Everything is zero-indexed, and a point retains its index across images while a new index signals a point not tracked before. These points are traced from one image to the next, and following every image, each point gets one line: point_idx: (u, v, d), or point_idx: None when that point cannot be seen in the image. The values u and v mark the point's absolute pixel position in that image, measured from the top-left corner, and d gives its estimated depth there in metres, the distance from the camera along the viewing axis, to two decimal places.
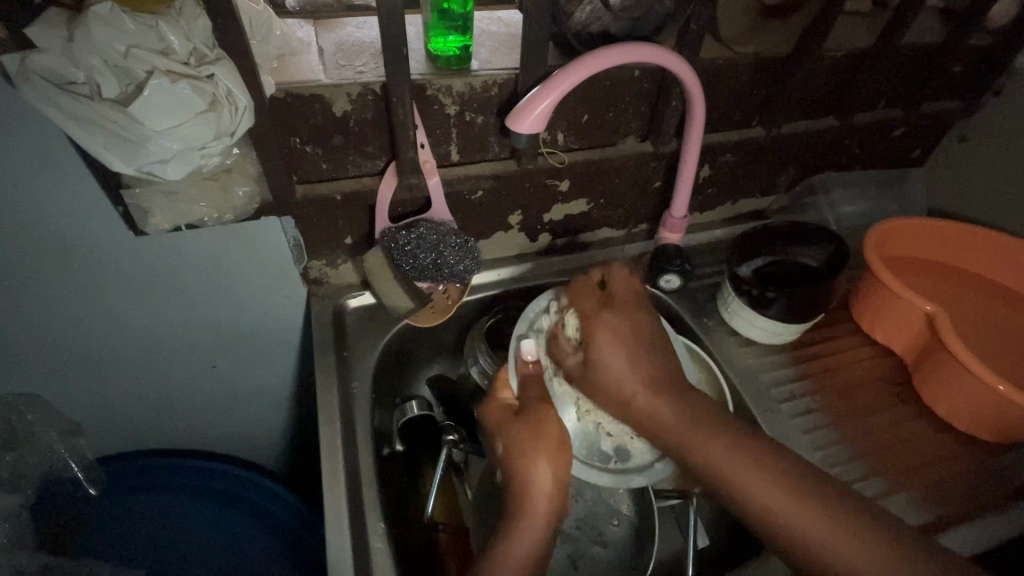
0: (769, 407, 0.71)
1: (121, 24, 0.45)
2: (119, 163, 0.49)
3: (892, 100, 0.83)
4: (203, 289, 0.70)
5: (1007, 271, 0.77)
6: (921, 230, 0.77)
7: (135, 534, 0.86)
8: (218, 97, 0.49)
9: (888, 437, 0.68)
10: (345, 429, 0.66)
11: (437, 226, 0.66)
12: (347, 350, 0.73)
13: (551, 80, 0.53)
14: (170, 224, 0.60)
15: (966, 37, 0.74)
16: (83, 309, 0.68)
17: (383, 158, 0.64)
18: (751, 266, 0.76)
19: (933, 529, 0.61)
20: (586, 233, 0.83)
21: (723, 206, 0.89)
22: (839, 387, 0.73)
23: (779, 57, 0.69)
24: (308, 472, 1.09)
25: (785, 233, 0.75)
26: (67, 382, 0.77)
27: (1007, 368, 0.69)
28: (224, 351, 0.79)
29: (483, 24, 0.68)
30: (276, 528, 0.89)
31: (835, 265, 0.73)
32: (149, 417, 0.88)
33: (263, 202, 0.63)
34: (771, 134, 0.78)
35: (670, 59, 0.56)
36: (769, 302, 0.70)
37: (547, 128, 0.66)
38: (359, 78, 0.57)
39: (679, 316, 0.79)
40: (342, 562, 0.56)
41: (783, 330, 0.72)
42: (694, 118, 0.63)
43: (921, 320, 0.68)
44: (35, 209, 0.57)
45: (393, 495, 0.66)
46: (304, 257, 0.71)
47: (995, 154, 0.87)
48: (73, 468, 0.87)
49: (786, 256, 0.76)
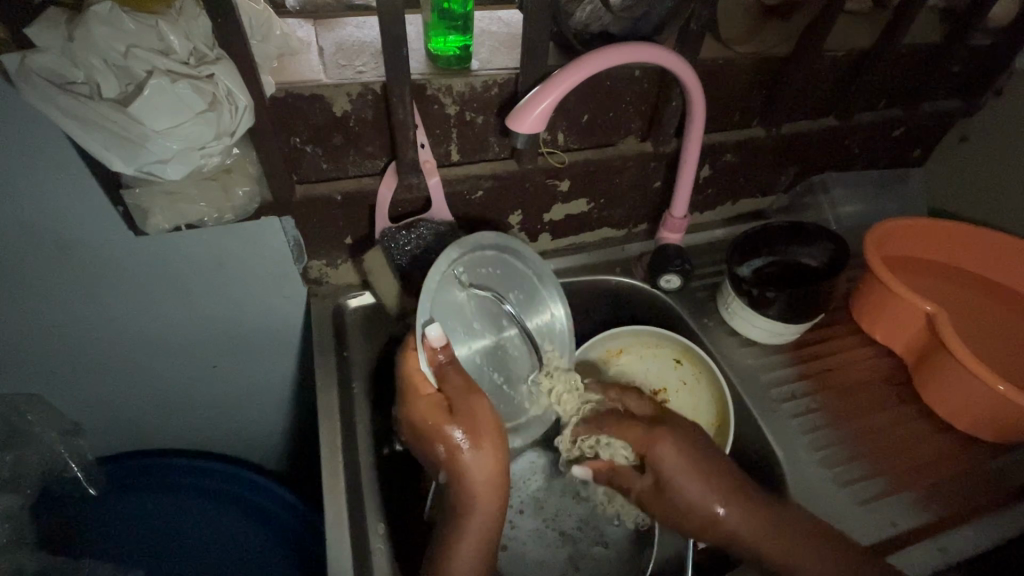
0: (768, 406, 0.71)
1: (121, 24, 0.45)
2: (119, 163, 0.49)
3: (892, 100, 0.83)
4: (203, 289, 0.70)
5: (1007, 271, 0.77)
6: (922, 231, 0.77)
7: (135, 533, 0.86)
8: (218, 97, 0.49)
9: (888, 438, 0.68)
10: (345, 429, 0.65)
11: (437, 226, 0.66)
12: (347, 350, 0.73)
13: (551, 80, 0.53)
14: (170, 224, 0.59)
15: (966, 37, 0.74)
16: (83, 309, 0.68)
17: (383, 158, 0.64)
18: (751, 266, 0.76)
19: (933, 529, 0.61)
20: (586, 233, 0.84)
21: (723, 206, 0.89)
22: (839, 386, 0.73)
23: (779, 57, 0.69)
24: (308, 472, 1.09)
25: (783, 233, 0.75)
26: (67, 382, 0.77)
27: (1006, 368, 0.69)
28: (224, 351, 0.79)
29: (483, 24, 0.68)
30: (276, 528, 0.89)
31: (834, 265, 0.72)
32: (149, 417, 0.88)
33: (264, 202, 0.63)
34: (771, 134, 0.78)
35: (670, 59, 0.56)
36: (769, 302, 0.70)
37: (547, 128, 0.66)
38: (360, 78, 0.57)
39: (679, 316, 0.79)
40: (342, 563, 0.56)
41: (782, 330, 0.72)
42: (694, 118, 0.63)
43: (922, 320, 0.68)
44: (35, 209, 0.56)
45: (393, 496, 0.65)
46: (304, 257, 0.71)
47: (995, 154, 0.87)
48: (73, 469, 0.86)
49: (786, 256, 0.76)
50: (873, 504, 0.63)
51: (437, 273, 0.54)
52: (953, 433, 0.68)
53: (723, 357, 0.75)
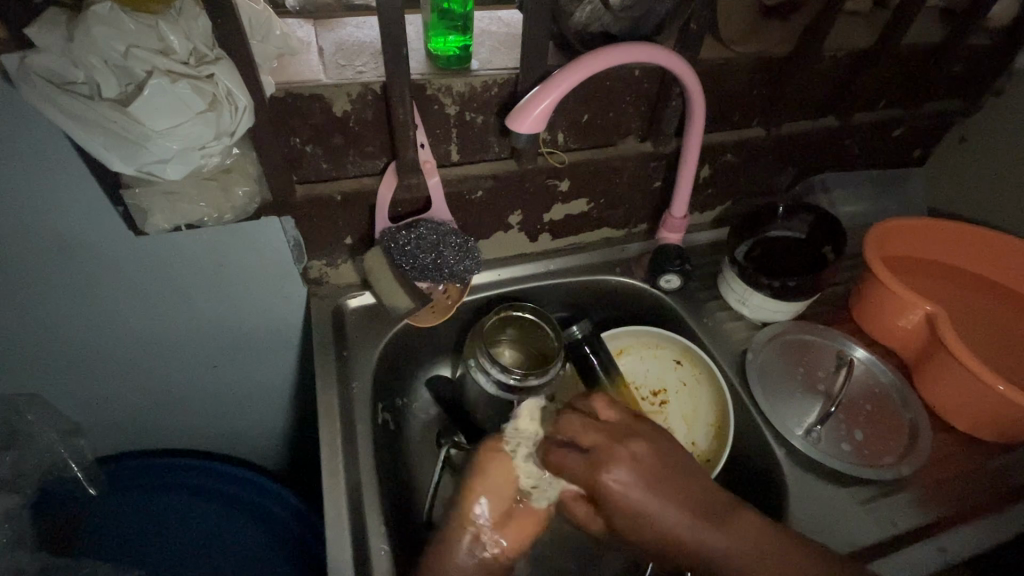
0: (776, 414, 0.69)
1: (121, 24, 0.45)
2: (119, 163, 0.49)
3: (892, 100, 0.83)
4: (203, 291, 0.70)
5: (1006, 271, 0.77)
6: (922, 231, 0.77)
7: (135, 534, 0.87)
8: (218, 97, 0.49)
9: (877, 431, 0.69)
10: (345, 429, 0.66)
11: (437, 226, 0.66)
12: (347, 350, 0.73)
13: (552, 80, 0.53)
14: (170, 224, 0.60)
15: (967, 35, 0.73)
16: (85, 309, 0.68)
17: (383, 158, 0.64)
18: (739, 252, 0.77)
19: (887, 548, 0.60)
20: (586, 233, 0.83)
21: (723, 206, 0.89)
22: (854, 404, 0.71)
23: (779, 57, 0.69)
24: (307, 472, 1.09)
25: (763, 215, 0.77)
26: (65, 383, 0.77)
27: (1006, 369, 0.69)
28: (224, 351, 0.80)
29: (483, 24, 0.68)
30: (276, 527, 0.89)
31: (824, 230, 0.76)
32: (146, 416, 0.87)
33: (263, 202, 0.63)
34: (771, 134, 0.78)
35: (668, 58, 0.56)
36: (790, 291, 0.71)
37: (547, 128, 0.66)
38: (359, 78, 0.57)
39: (679, 317, 0.80)
40: (343, 565, 0.56)
41: (792, 309, 0.73)
42: (694, 117, 0.63)
43: (922, 320, 0.68)
44: (35, 208, 0.56)
45: (391, 499, 0.65)
46: (304, 257, 0.71)
47: (995, 155, 0.87)
48: (74, 468, 0.86)
49: (764, 236, 0.77)
50: (874, 504, 0.63)
51: (755, 344, 0.75)
52: (953, 434, 0.69)
53: (722, 356, 0.75)
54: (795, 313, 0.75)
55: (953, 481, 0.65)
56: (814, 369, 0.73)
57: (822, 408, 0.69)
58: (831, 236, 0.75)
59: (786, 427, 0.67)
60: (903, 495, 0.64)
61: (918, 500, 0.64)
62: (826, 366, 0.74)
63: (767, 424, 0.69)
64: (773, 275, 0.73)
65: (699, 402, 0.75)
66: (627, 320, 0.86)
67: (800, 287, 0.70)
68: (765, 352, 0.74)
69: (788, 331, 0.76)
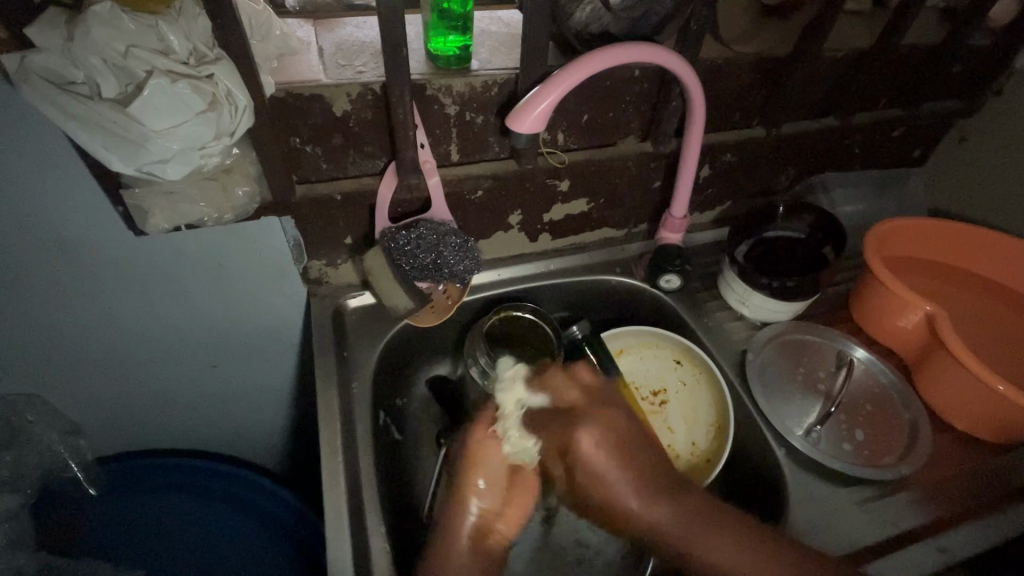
0: (775, 415, 0.69)
1: (121, 24, 0.45)
2: (119, 163, 0.49)
3: (892, 100, 0.83)
4: (201, 290, 0.70)
5: (1008, 271, 0.76)
6: (921, 231, 0.77)
7: (132, 534, 0.87)
8: (218, 97, 0.49)
9: (876, 432, 0.69)
10: (345, 429, 0.66)
11: (437, 226, 0.66)
12: (347, 350, 0.73)
13: (552, 80, 0.53)
14: (169, 224, 0.59)
15: (966, 35, 0.73)
16: (83, 307, 0.68)
17: (383, 158, 0.64)
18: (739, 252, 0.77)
19: (886, 549, 0.60)
20: (586, 233, 0.83)
21: (723, 206, 0.89)
22: (855, 406, 0.71)
23: (780, 57, 0.69)
24: (307, 472, 1.09)
25: (762, 215, 0.77)
26: (64, 383, 0.77)
27: (1006, 370, 0.69)
28: (224, 351, 0.79)
29: (483, 24, 0.68)
30: (276, 527, 0.89)
31: (823, 230, 0.76)
32: (144, 416, 0.87)
33: (263, 203, 0.63)
34: (771, 134, 0.78)
35: (668, 58, 0.56)
36: (788, 291, 0.70)
37: (547, 128, 0.66)
38: (359, 78, 0.57)
39: (679, 316, 0.79)
40: (342, 564, 0.56)
41: (791, 309, 0.73)
42: (694, 119, 0.63)
43: (921, 320, 0.68)
44: (35, 210, 0.56)
45: (391, 498, 0.65)
46: (304, 257, 0.71)
47: (997, 154, 0.87)
48: (73, 469, 0.87)
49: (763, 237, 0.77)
50: (873, 504, 0.63)
51: (756, 343, 0.75)
52: (953, 434, 0.69)
53: (722, 356, 0.75)
54: (795, 313, 0.75)
55: (953, 480, 0.65)
56: (813, 369, 0.73)
57: (822, 407, 0.69)
58: (831, 237, 0.75)
59: (784, 425, 0.68)
60: (903, 496, 0.64)
61: (918, 499, 0.64)
62: (826, 366, 0.74)
63: (766, 422, 0.69)
64: (773, 274, 0.73)
65: (699, 402, 0.75)
66: (627, 320, 0.86)
67: (800, 287, 0.70)
68: (764, 352, 0.74)
69: (787, 331, 0.76)
